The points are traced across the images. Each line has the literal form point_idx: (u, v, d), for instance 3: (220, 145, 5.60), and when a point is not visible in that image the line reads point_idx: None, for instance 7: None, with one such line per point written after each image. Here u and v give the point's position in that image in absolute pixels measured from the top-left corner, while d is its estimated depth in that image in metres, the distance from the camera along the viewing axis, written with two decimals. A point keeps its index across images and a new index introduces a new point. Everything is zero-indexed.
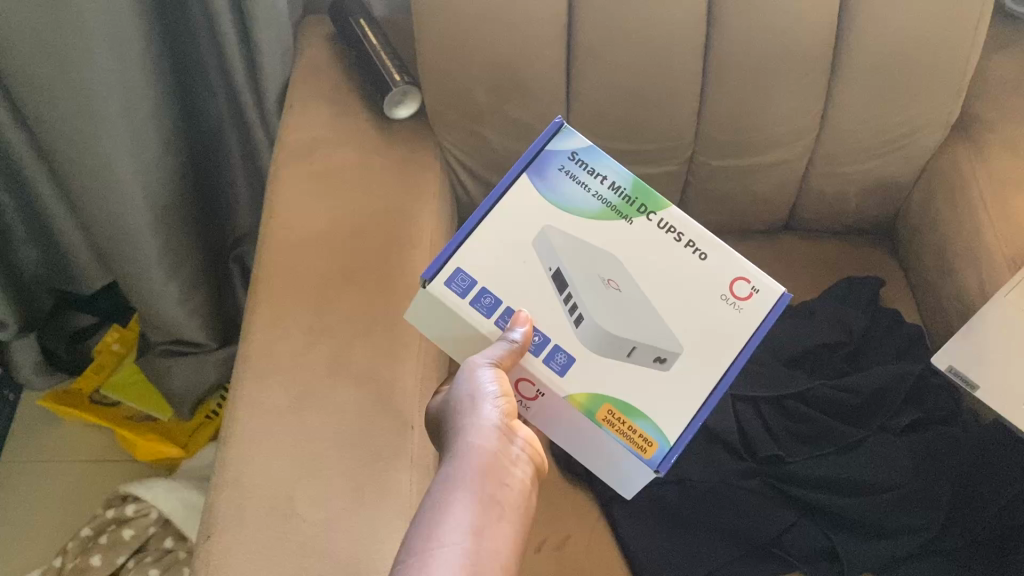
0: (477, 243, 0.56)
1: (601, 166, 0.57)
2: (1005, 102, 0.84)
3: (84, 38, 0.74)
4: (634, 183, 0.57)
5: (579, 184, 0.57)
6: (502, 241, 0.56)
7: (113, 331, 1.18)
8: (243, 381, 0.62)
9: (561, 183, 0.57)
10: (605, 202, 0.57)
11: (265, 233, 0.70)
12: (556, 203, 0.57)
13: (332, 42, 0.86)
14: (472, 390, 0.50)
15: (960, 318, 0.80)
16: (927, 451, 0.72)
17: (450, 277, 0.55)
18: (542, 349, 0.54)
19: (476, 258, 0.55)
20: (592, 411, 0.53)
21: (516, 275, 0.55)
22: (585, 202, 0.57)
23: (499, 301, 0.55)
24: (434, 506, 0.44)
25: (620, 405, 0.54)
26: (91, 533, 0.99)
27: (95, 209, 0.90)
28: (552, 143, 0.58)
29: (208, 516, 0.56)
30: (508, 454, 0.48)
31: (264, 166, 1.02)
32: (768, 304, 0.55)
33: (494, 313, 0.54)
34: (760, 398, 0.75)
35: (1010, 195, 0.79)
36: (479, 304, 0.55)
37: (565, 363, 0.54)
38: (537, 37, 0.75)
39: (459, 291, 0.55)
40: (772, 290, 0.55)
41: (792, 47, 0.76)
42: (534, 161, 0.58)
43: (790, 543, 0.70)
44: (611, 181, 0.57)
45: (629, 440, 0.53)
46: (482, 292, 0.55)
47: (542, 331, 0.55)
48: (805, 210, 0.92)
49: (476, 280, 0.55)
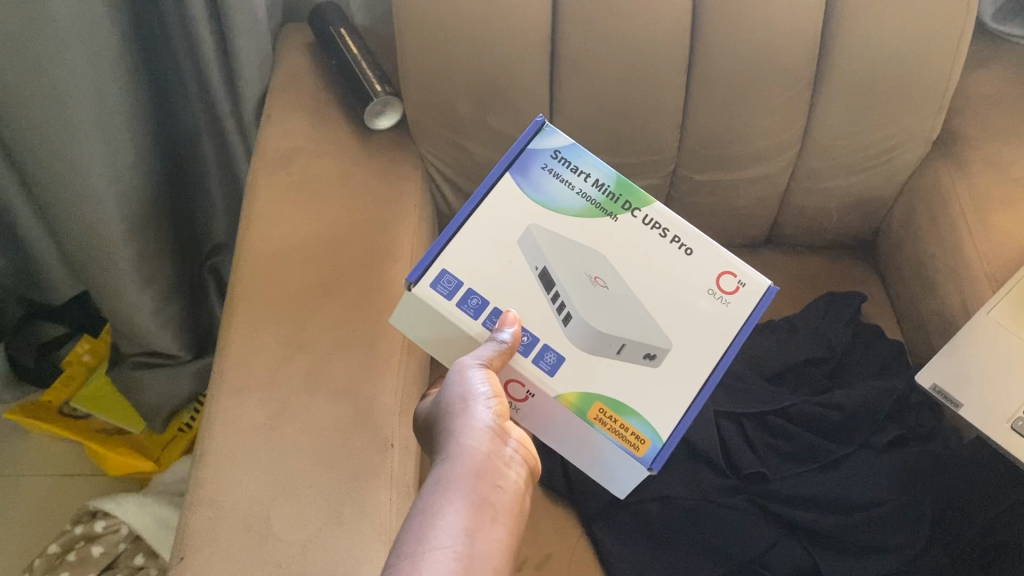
0: (461, 243, 0.54)
1: (583, 163, 0.57)
2: (984, 118, 0.84)
3: (58, 41, 0.72)
4: (618, 180, 0.57)
5: (563, 182, 0.56)
6: (487, 243, 0.55)
7: (83, 343, 1.12)
8: (218, 396, 0.61)
9: (546, 182, 0.56)
10: (590, 199, 0.56)
11: (242, 245, 0.69)
12: (540, 202, 0.56)
13: (312, 51, 0.85)
14: (464, 392, 0.49)
15: (940, 333, 0.81)
16: (911, 467, 0.72)
17: (436, 279, 0.54)
18: (532, 348, 0.54)
19: (460, 259, 0.54)
20: (583, 410, 0.53)
21: (501, 275, 0.54)
22: (570, 201, 0.56)
23: (487, 301, 0.54)
24: (426, 509, 0.43)
25: (611, 404, 0.53)
26: (58, 550, 0.97)
27: (67, 214, 0.88)
28: (534, 143, 0.57)
29: (180, 537, 0.55)
30: (502, 455, 0.47)
31: (241, 174, 1.00)
32: (754, 298, 0.54)
33: (482, 315, 0.53)
34: (743, 414, 0.74)
35: (991, 210, 0.79)
36: (466, 305, 0.53)
37: (555, 362, 0.53)
38: (518, 48, 0.74)
39: (445, 293, 0.54)
40: (757, 283, 0.55)
41: (775, 62, 0.76)
42: (517, 160, 0.57)
43: (774, 561, 0.68)
44: (595, 177, 0.56)
45: (621, 438, 0.53)
46: (469, 293, 0.54)
47: (531, 330, 0.54)
48: (786, 225, 0.92)
49: (463, 281, 0.54)
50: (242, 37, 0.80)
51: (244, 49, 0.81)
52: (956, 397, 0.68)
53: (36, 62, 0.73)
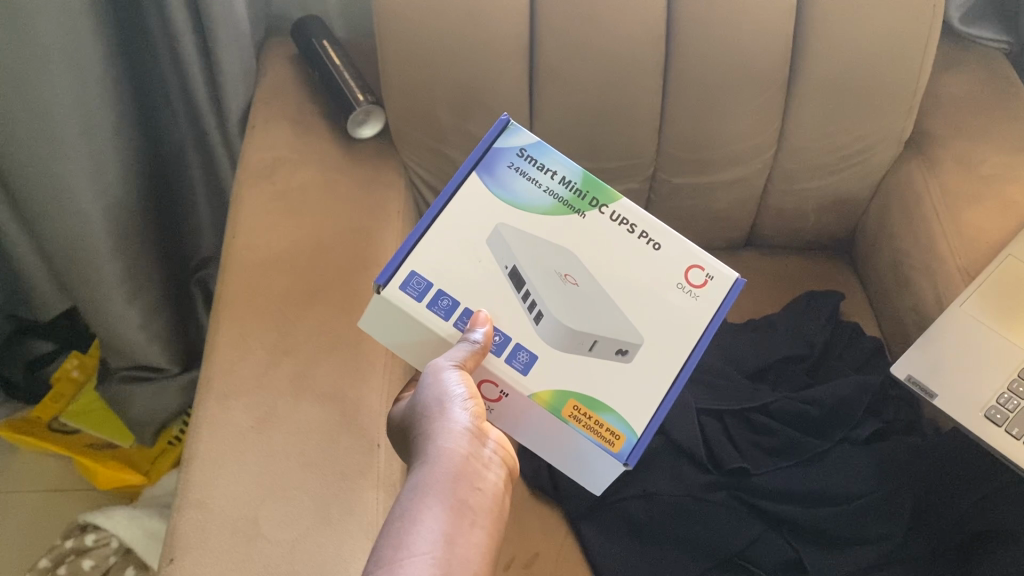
0: (430, 244, 0.55)
1: (550, 161, 0.58)
2: (954, 118, 0.86)
3: (44, 56, 0.73)
4: (584, 176, 0.58)
5: (529, 180, 0.57)
6: (458, 243, 0.56)
7: (72, 358, 1.15)
8: (205, 401, 0.62)
9: (513, 181, 0.57)
10: (557, 197, 0.57)
11: (227, 254, 0.70)
12: (508, 200, 0.56)
13: (295, 63, 0.87)
14: (440, 393, 0.50)
15: (916, 328, 0.82)
16: (890, 459, 0.73)
17: (405, 281, 0.54)
18: (504, 348, 0.54)
19: (431, 261, 0.55)
20: (557, 407, 0.54)
21: (472, 276, 0.55)
22: (538, 199, 0.57)
23: (457, 302, 0.55)
24: (405, 513, 0.44)
25: (585, 401, 0.54)
26: (49, 564, 0.97)
27: (53, 231, 0.88)
28: (499, 141, 0.58)
29: (169, 540, 0.55)
30: (481, 456, 0.48)
31: (226, 185, 1.01)
32: (722, 291, 0.56)
33: (453, 316, 0.54)
34: (724, 411, 0.76)
35: (962, 207, 0.80)
36: (437, 307, 0.54)
37: (528, 361, 0.54)
38: (497, 56, 0.76)
39: (415, 295, 0.54)
40: (725, 276, 0.56)
41: (749, 67, 0.78)
42: (483, 160, 0.58)
43: (756, 555, 0.70)
44: (561, 175, 0.57)
45: (596, 434, 0.54)
46: (440, 294, 0.55)
47: (504, 330, 0.55)
48: (765, 226, 0.94)
49: (432, 283, 0.55)
50: (225, 51, 0.81)
51: (229, 64, 0.82)
52: (933, 389, 0.70)
53: (21, 78, 0.74)
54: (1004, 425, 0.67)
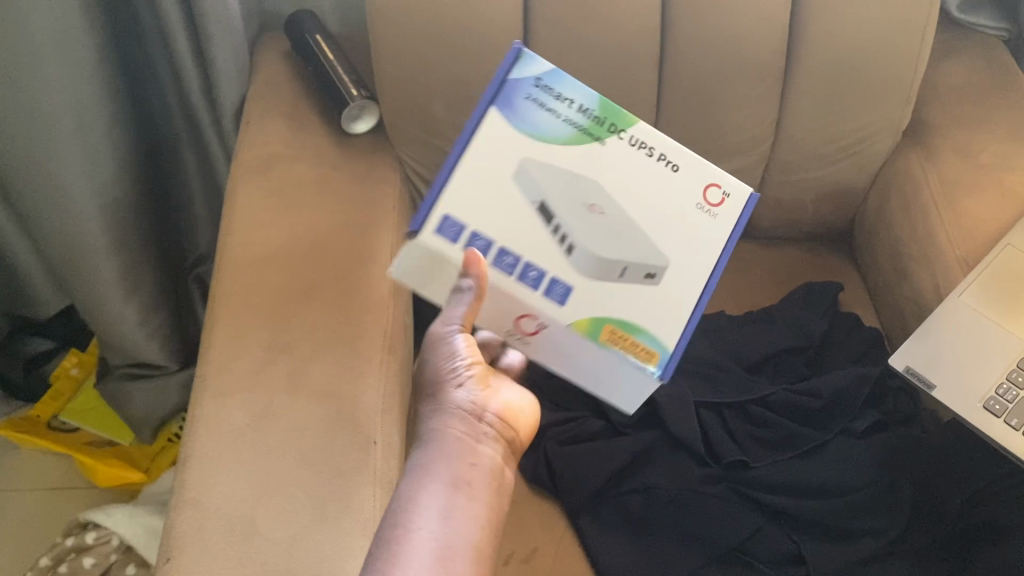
0: (461, 186, 0.53)
1: (565, 88, 0.55)
2: (951, 107, 0.86)
3: (35, 55, 0.73)
4: (600, 102, 0.56)
5: (548, 111, 0.55)
6: (488, 185, 0.54)
7: (71, 356, 1.16)
8: (201, 400, 0.61)
9: (533, 113, 0.55)
10: (576, 125, 0.55)
11: (222, 251, 0.70)
12: (529, 132, 0.54)
13: (288, 58, 0.86)
14: (441, 376, 0.55)
15: (915, 319, 0.82)
16: (890, 451, 0.73)
17: (440, 226, 0.53)
18: (540, 282, 0.54)
19: (463, 203, 0.53)
20: (595, 333, 0.54)
21: (504, 215, 0.53)
22: (559, 129, 0.55)
23: (493, 243, 0.53)
24: (407, 493, 0.49)
25: (621, 324, 0.54)
26: (50, 562, 0.97)
27: (51, 229, 0.88)
28: (513, 71, 0.55)
29: (166, 539, 0.55)
30: (478, 432, 0.53)
31: (223, 182, 1.01)
32: (740, 206, 0.57)
33: (491, 255, 0.53)
34: (723, 404, 0.76)
35: (960, 197, 0.80)
36: (473, 248, 0.53)
37: (564, 293, 0.54)
38: (491, 51, 0.75)
39: (450, 239, 0.53)
40: (741, 191, 0.57)
41: (745, 57, 0.78)
42: (499, 92, 0.55)
43: (756, 548, 0.69)
44: (578, 104, 0.55)
45: (633, 354, 0.54)
46: (475, 235, 0.53)
47: (538, 266, 0.53)
48: (763, 218, 0.93)
49: (468, 225, 0.53)
50: (219, 47, 0.80)
51: (222, 60, 0.82)
52: (932, 379, 0.70)
53: (15, 80, 0.74)
54: (1002, 415, 0.67)
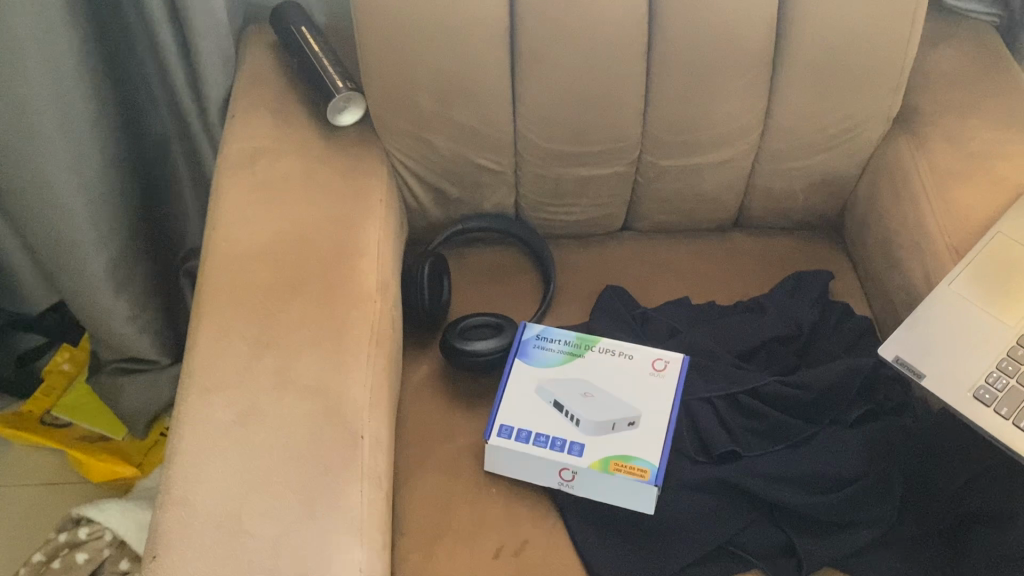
0: (508, 414, 0.72)
1: (554, 335, 0.77)
2: (941, 93, 0.85)
3: (17, 51, 0.73)
4: (578, 336, 0.77)
5: (548, 351, 0.76)
6: (523, 412, 0.72)
7: (63, 352, 1.16)
8: (186, 396, 0.61)
9: (539, 355, 0.76)
10: (564, 353, 0.76)
11: (208, 247, 0.69)
12: (541, 370, 0.75)
13: (273, 50, 0.85)
14: None
15: (906, 308, 0.81)
16: (880, 441, 0.73)
17: (499, 430, 0.71)
18: (564, 444, 0.69)
19: (510, 426, 0.71)
20: (604, 466, 0.68)
21: (535, 423, 0.71)
22: (553, 358, 0.76)
23: (530, 431, 0.71)
24: None
25: (620, 456, 0.68)
26: (43, 559, 0.97)
27: (39, 227, 0.88)
28: (522, 335, 0.78)
29: (152, 537, 0.55)
30: None
31: (211, 176, 1.00)
32: (677, 367, 0.74)
33: (536, 440, 0.70)
34: (714, 395, 0.75)
35: (950, 184, 0.80)
36: (524, 438, 0.70)
37: (579, 448, 0.69)
38: (477, 41, 0.75)
39: (509, 439, 0.70)
40: (675, 357, 0.75)
41: (734, 45, 0.77)
42: (515, 359, 0.76)
43: (745, 541, 0.70)
44: (563, 340, 0.77)
45: (631, 472, 0.67)
46: (521, 429, 0.71)
47: (557, 434, 0.70)
48: (753, 206, 0.92)
49: (517, 433, 0.70)
50: (202, 38, 0.80)
51: (206, 52, 0.81)
52: (921, 369, 0.69)
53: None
54: (992, 405, 0.66)
